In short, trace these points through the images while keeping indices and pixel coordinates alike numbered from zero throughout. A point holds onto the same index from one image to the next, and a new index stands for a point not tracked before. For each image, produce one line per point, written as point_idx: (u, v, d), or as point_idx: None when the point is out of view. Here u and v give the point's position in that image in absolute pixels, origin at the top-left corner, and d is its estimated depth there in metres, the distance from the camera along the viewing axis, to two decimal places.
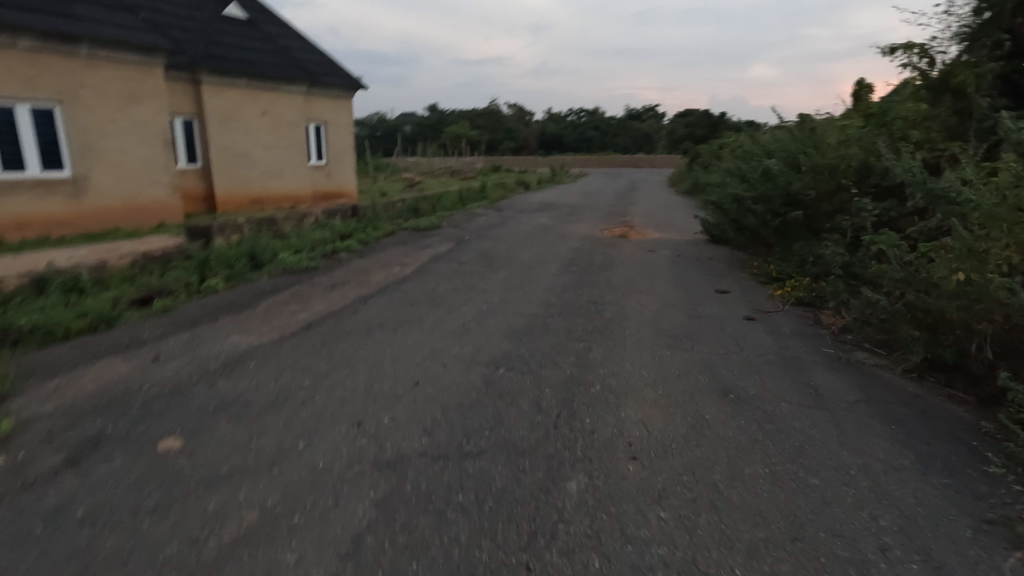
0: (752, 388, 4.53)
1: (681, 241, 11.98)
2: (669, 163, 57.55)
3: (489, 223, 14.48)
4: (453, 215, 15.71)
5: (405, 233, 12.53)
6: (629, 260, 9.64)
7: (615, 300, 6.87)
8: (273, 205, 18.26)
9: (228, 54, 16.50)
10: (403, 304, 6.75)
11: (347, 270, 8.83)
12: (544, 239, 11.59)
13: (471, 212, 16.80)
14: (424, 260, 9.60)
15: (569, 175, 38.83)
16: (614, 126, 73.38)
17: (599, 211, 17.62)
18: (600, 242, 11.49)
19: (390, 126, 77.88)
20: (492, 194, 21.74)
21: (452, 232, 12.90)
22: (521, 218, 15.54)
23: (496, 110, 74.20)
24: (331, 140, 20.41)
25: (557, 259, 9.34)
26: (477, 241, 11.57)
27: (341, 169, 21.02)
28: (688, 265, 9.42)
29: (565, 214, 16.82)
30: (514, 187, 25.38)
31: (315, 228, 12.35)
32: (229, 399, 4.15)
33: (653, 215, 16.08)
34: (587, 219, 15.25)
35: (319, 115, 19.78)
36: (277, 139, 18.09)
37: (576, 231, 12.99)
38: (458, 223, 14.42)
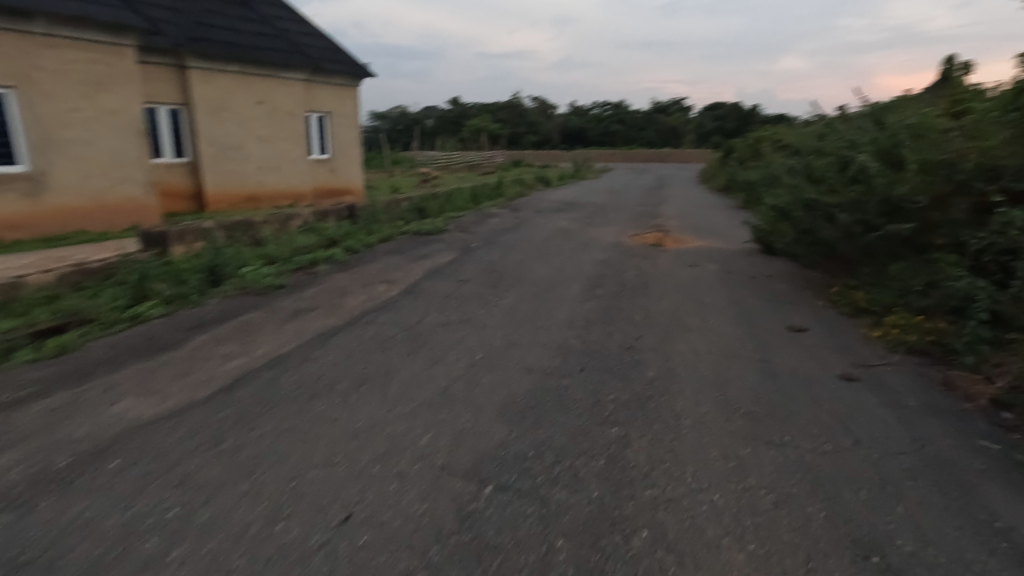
0: (902, 537, 2.73)
1: (727, 252, 10.08)
2: (698, 158, 54.85)
3: (502, 227, 12.72)
4: (462, 216, 13.99)
5: (403, 239, 10.87)
6: (667, 279, 7.84)
7: (656, 345, 5.11)
8: (269, 203, 16.80)
9: (218, 38, 15.05)
10: (373, 346, 5.09)
11: (321, 290, 7.23)
12: (564, 248, 9.82)
13: (483, 213, 15.10)
14: (417, 276, 7.94)
15: (592, 170, 36.75)
16: (640, 119, 70.75)
17: (628, 212, 15.70)
18: (630, 252, 9.68)
19: (410, 120, 76.45)
20: (509, 191, 19.93)
21: (457, 238, 11.21)
22: (539, 220, 13.77)
23: (518, 103, 72.13)
24: (334, 133, 18.88)
25: (579, 278, 7.59)
26: (485, 250, 9.87)
27: (346, 163, 19.49)
28: (742, 286, 7.56)
29: (589, 215, 14.97)
30: (533, 184, 23.52)
31: (301, 232, 10.79)
32: (32, 552, 2.52)
33: (690, 218, 14.13)
34: (614, 222, 13.39)
35: (321, 105, 18.26)
36: (274, 131, 16.63)
37: (602, 237, 11.15)
38: (468, 226, 12.75)
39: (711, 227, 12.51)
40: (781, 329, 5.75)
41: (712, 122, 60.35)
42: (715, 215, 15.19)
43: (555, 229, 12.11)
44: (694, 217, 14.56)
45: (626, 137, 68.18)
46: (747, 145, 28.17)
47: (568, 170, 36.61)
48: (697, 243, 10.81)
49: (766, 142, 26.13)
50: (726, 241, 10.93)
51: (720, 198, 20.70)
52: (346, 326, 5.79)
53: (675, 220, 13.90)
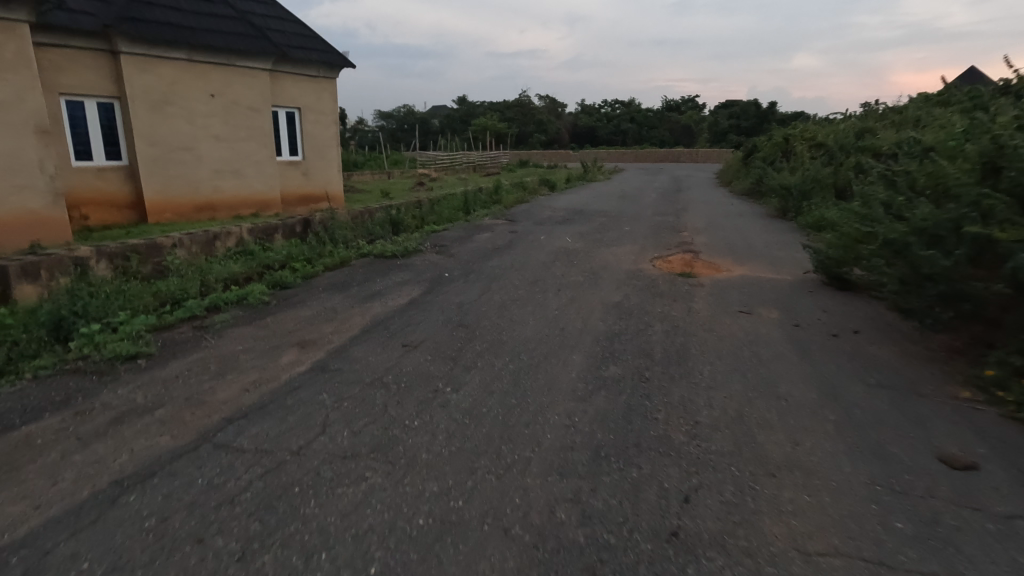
0: None
1: (782, 286, 7.58)
2: (714, 159, 52.13)
3: (490, 247, 10.30)
4: (445, 232, 11.61)
5: (360, 267, 8.46)
6: (713, 337, 5.36)
7: (725, 534, 2.67)
8: (226, 212, 14.51)
9: (160, 19, 12.81)
10: (186, 523, 2.70)
11: (196, 359, 4.85)
12: (564, 281, 7.39)
13: (471, 226, 12.70)
14: (351, 334, 5.54)
15: (602, 172, 34.03)
16: (652, 117, 67.64)
17: (645, 224, 13.21)
18: (653, 287, 7.20)
19: (416, 119, 74.16)
20: (507, 198, 17.46)
21: (429, 263, 8.83)
22: (539, 236, 11.37)
23: (527, 102, 69.79)
24: (307, 131, 16.54)
25: (584, 341, 5.15)
26: (460, 283, 7.45)
27: (323, 166, 17.14)
28: (826, 353, 5.08)
29: (598, 228, 12.53)
30: (536, 188, 21.06)
31: (231, 256, 8.47)
32: None
33: (723, 235, 11.60)
34: (630, 239, 10.90)
35: (291, 100, 15.91)
36: (232, 129, 14.33)
37: (615, 263, 8.66)
38: (449, 245, 10.36)
39: (752, 249, 9.98)
40: (935, 467, 3.29)
41: (728, 121, 57.60)
42: (750, 230, 12.68)
43: (556, 250, 9.64)
44: (725, 232, 12.08)
45: (638, 137, 65.57)
46: (774, 145, 25.53)
47: (578, 171, 34.23)
48: (739, 272, 8.32)
49: (797, 142, 23.48)
50: (777, 270, 8.41)
51: (748, 206, 18.14)
52: (182, 453, 3.40)
53: (703, 236, 11.41)
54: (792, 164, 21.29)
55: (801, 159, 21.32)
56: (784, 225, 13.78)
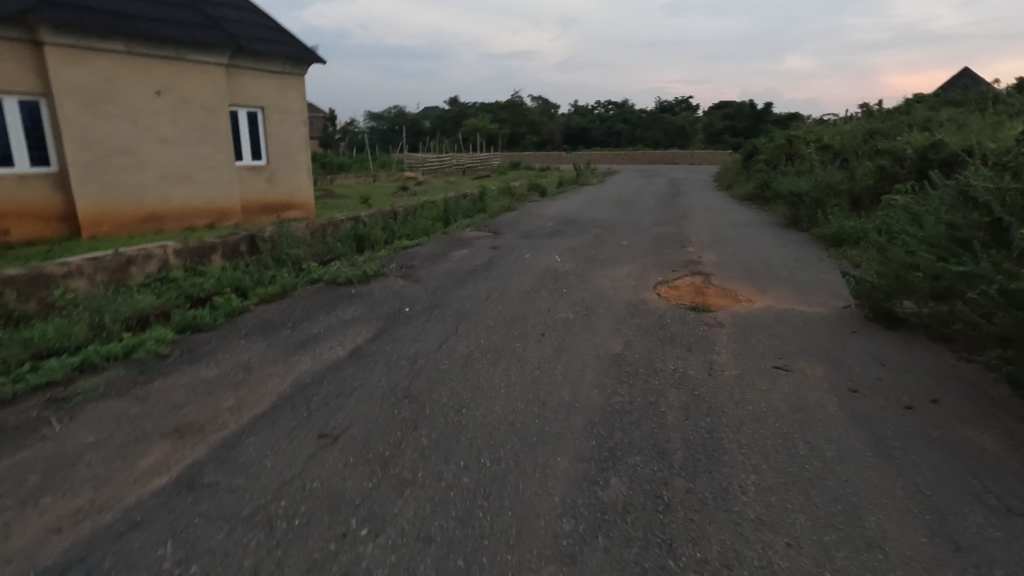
0: None
1: (818, 324, 6.16)
2: (710, 161, 50.93)
3: (466, 268, 8.86)
4: (416, 249, 10.17)
5: (304, 298, 6.98)
6: (749, 414, 3.93)
7: None
8: (177, 223, 12.98)
9: (93, 5, 11.31)
10: None
11: (13, 466, 3.37)
12: (550, 321, 5.95)
13: (447, 241, 11.25)
14: (255, 411, 4.07)
15: (595, 175, 32.59)
16: (646, 118, 66.37)
17: (645, 236, 11.80)
18: (659, 327, 5.76)
19: (405, 120, 72.51)
20: (493, 206, 16.02)
21: (390, 292, 7.37)
22: (525, 253, 9.95)
23: (519, 102, 68.42)
24: (272, 133, 15.04)
25: (572, 427, 3.70)
26: (421, 322, 5.99)
27: (290, 171, 15.63)
28: (909, 442, 3.66)
29: (590, 242, 11.12)
30: (525, 194, 19.64)
31: (147, 285, 7.00)
32: None
33: (735, 252, 10.21)
34: (628, 257, 9.47)
35: (252, 99, 14.41)
36: (183, 130, 12.80)
37: (612, 292, 7.22)
38: (419, 266, 8.92)
39: (771, 271, 8.59)
40: None
41: (722, 122, 56.56)
42: (761, 244, 11.30)
43: (543, 273, 8.19)
44: (734, 247, 10.72)
45: (632, 138, 64.35)
46: (775, 147, 24.24)
47: (571, 174, 32.84)
48: (761, 303, 6.91)
49: (801, 144, 22.21)
50: (806, 301, 7.00)
51: (753, 214, 16.82)
52: None
53: (712, 253, 10.01)
54: (798, 168, 20.00)
55: (807, 162, 20.03)
56: (797, 238, 12.43)
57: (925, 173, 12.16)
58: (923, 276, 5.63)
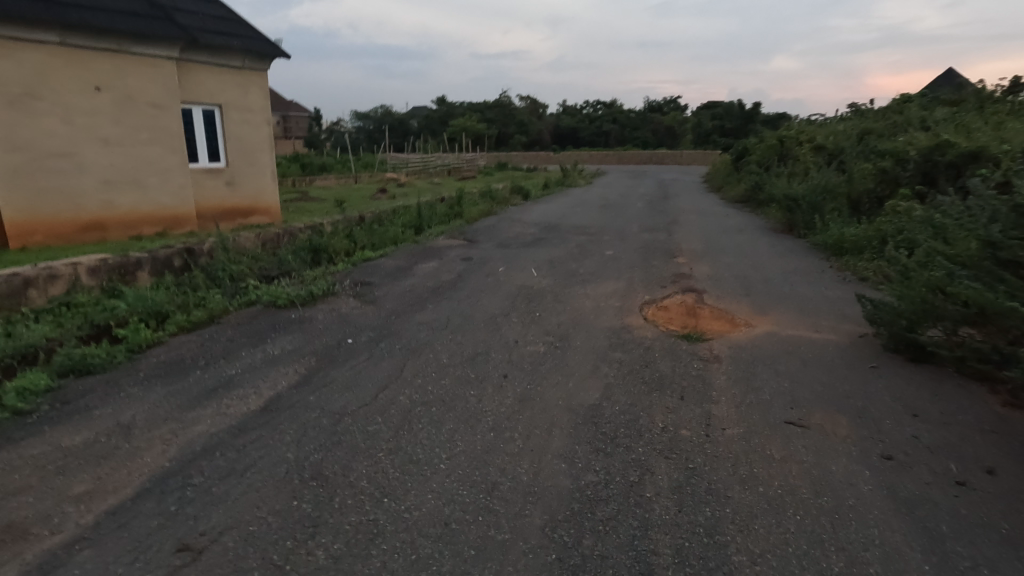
0: None
1: (832, 356, 5.24)
2: (700, 161, 50.29)
3: (431, 284, 7.91)
4: (378, 262, 9.20)
5: (232, 327, 5.95)
6: (762, 501, 2.99)
7: None
8: (123, 232, 11.87)
9: None
10: None
11: None
12: (516, 358, 4.98)
13: (415, 251, 10.29)
14: (111, 502, 3.07)
15: (583, 176, 31.74)
16: (634, 118, 65.72)
17: (632, 245, 10.87)
18: (646, 366, 4.81)
19: (391, 120, 71.29)
20: (471, 211, 15.04)
21: (336, 318, 6.36)
22: (500, 266, 8.98)
23: (507, 102, 67.47)
24: (232, 133, 13.93)
25: (527, 532, 2.74)
26: (363, 361, 5.00)
27: (253, 175, 14.54)
28: (974, 545, 2.75)
29: (571, 252, 10.20)
30: (507, 197, 18.67)
31: (48, 313, 6.00)
32: None
33: (730, 264, 9.29)
34: (613, 271, 8.53)
35: (209, 96, 13.30)
36: (128, 130, 11.71)
37: (592, 316, 6.27)
38: (377, 283, 7.91)
39: (771, 288, 7.67)
40: None
41: (711, 122, 55.99)
42: (758, 255, 10.41)
43: (515, 292, 7.22)
44: (729, 258, 9.82)
45: (621, 138, 63.63)
46: (767, 147, 23.49)
47: (558, 175, 31.92)
48: (764, 329, 5.98)
49: (794, 145, 21.43)
50: (814, 327, 6.09)
51: (746, 219, 15.97)
52: None
53: (704, 265, 9.10)
54: (791, 169, 19.21)
55: (801, 163, 19.25)
56: (794, 246, 11.58)
57: (930, 177, 11.35)
58: (958, 303, 4.73)
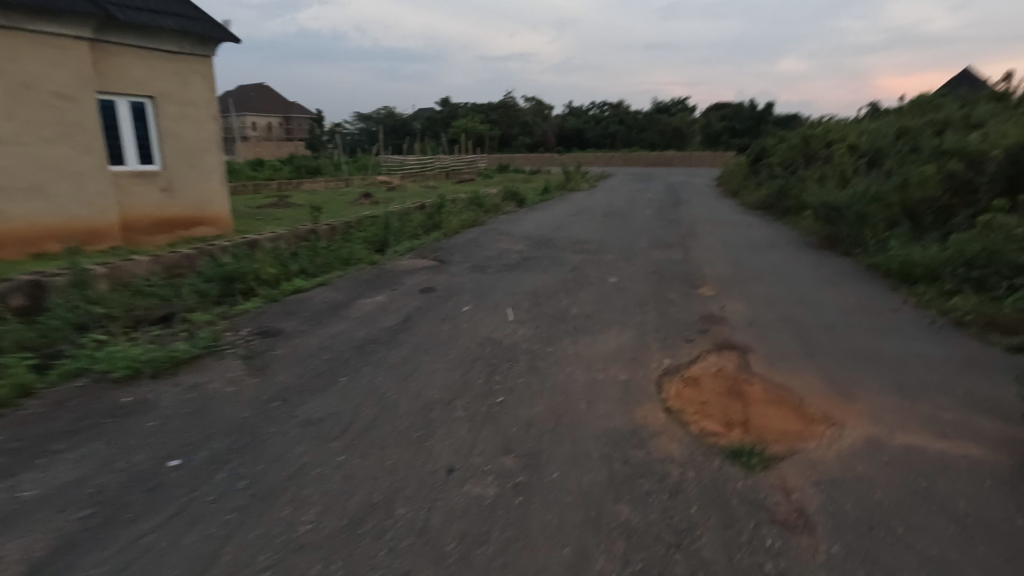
0: None
1: (1002, 507, 2.98)
2: (710, 164, 47.95)
3: (363, 333, 5.70)
4: (309, 296, 7.02)
5: (11, 426, 3.76)
6: None
7: None
8: (21, 249, 9.76)
9: None
10: None
11: None
12: (437, 520, 2.75)
13: (366, 278, 8.11)
14: None
15: (587, 179, 29.53)
16: (641, 118, 63.36)
17: (641, 269, 8.62)
18: (676, 549, 2.58)
19: (391, 122, 69.34)
20: (452, 222, 12.84)
21: (190, 404, 4.12)
22: (467, 302, 6.76)
23: (509, 103, 65.37)
24: (167, 130, 11.79)
25: None
26: (163, 521, 2.79)
27: (195, 180, 12.40)
28: None
29: (563, 280, 7.98)
30: (499, 205, 16.47)
31: None
32: None
33: (773, 300, 6.99)
34: (616, 312, 6.30)
35: (136, 86, 11.22)
36: (26, 126, 9.59)
37: (583, 403, 4.05)
38: (290, 331, 5.70)
39: (841, 343, 5.40)
40: None
41: (721, 122, 53.73)
42: (804, 283, 8.12)
43: (475, 352, 4.98)
44: (769, 289, 7.56)
45: (627, 139, 61.39)
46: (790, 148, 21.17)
47: (560, 178, 29.67)
48: (858, 435, 3.72)
49: (822, 145, 19.10)
50: (936, 428, 3.82)
51: (775, 231, 13.67)
52: None
53: (737, 301, 6.87)
54: (821, 172, 16.90)
55: (834, 167, 16.92)
56: (844, 269, 9.30)
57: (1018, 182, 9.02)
58: None
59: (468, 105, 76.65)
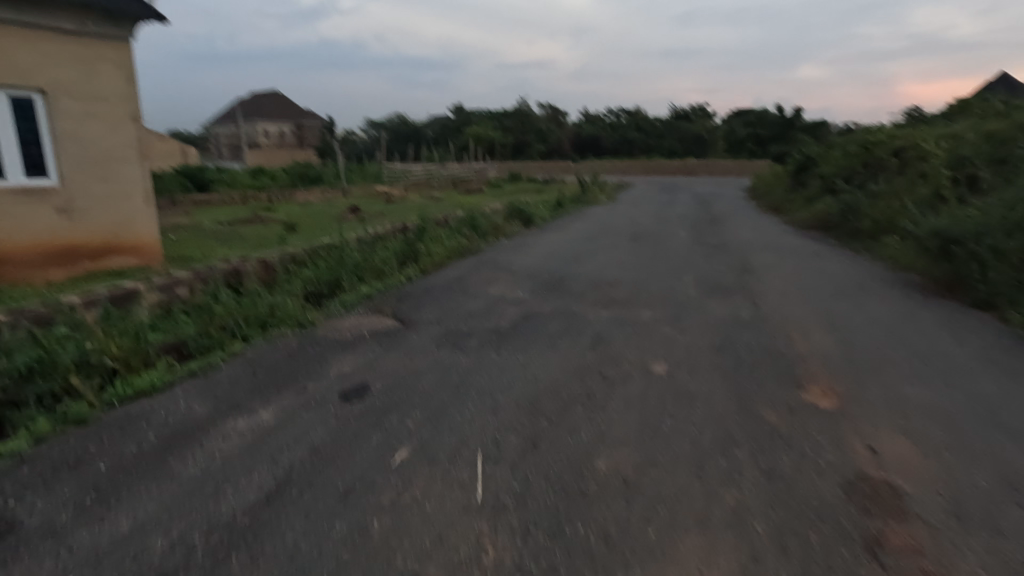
0: None
1: None
2: (736, 174, 44.68)
3: (174, 533, 2.84)
4: (153, 409, 4.20)
5: None
6: None
7: None
8: None
9: None
10: None
11: None
12: None
13: (276, 359, 5.29)
14: None
15: (605, 190, 26.58)
16: (660, 124, 60.24)
17: (697, 343, 5.68)
18: None
19: (400, 128, 67.03)
20: (435, 253, 9.97)
21: None
22: (411, 431, 3.87)
23: (523, 109, 62.73)
24: (66, 134, 9.10)
25: None
26: None
27: (109, 198, 9.69)
28: None
29: (578, 365, 5.06)
30: (501, 224, 13.62)
31: None
32: None
33: (950, 429, 3.99)
34: (681, 471, 3.36)
35: (20, 77, 8.59)
36: None
37: None
38: (29, 534, 2.84)
39: None
40: None
41: (746, 129, 50.54)
42: (964, 373, 5.11)
43: None
44: (924, 394, 4.55)
45: (646, 146, 58.33)
46: (845, 156, 18.06)
47: (576, 190, 26.73)
48: None
49: (888, 154, 15.95)
50: None
51: (854, 265, 10.57)
52: None
53: (888, 433, 3.89)
54: (896, 187, 13.78)
55: (912, 181, 13.80)
56: (998, 338, 6.27)
57: None
58: None
59: (481, 111, 74.21)
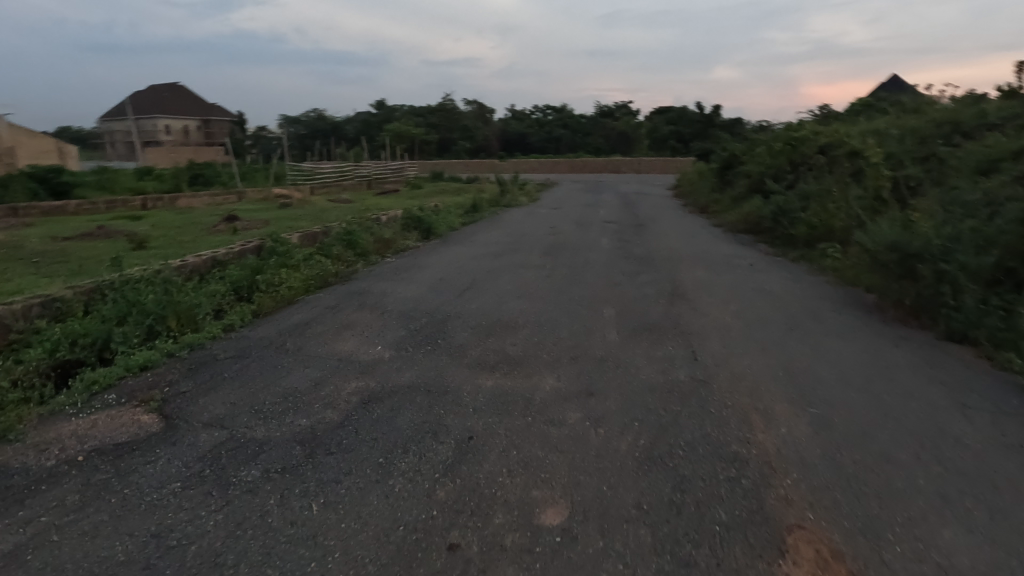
0: None
1: None
2: (661, 171, 44.31)
3: None
4: None
5: None
6: None
7: None
8: None
9: None
10: None
11: None
12: None
13: None
14: None
15: (528, 191, 24.67)
16: (586, 121, 59.40)
17: (616, 446, 3.72)
18: None
19: (314, 125, 62.35)
20: (285, 285, 7.54)
21: None
22: None
23: (445, 105, 59.99)
24: None
25: None
26: None
27: None
28: None
29: (413, 521, 2.94)
30: (393, 238, 11.27)
31: None
32: None
33: None
34: None
35: None
36: None
37: None
38: None
39: None
40: None
41: (669, 127, 50.51)
42: (1001, 484, 3.44)
43: None
44: (970, 552, 2.80)
45: (572, 144, 57.27)
46: (770, 153, 17.10)
47: (495, 190, 24.64)
48: None
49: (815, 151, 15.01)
50: None
51: (796, 280, 9.13)
52: None
53: None
54: (827, 187, 12.71)
55: (843, 181, 12.77)
56: (998, 395, 4.81)
57: None
58: None
59: (402, 107, 70.62)
